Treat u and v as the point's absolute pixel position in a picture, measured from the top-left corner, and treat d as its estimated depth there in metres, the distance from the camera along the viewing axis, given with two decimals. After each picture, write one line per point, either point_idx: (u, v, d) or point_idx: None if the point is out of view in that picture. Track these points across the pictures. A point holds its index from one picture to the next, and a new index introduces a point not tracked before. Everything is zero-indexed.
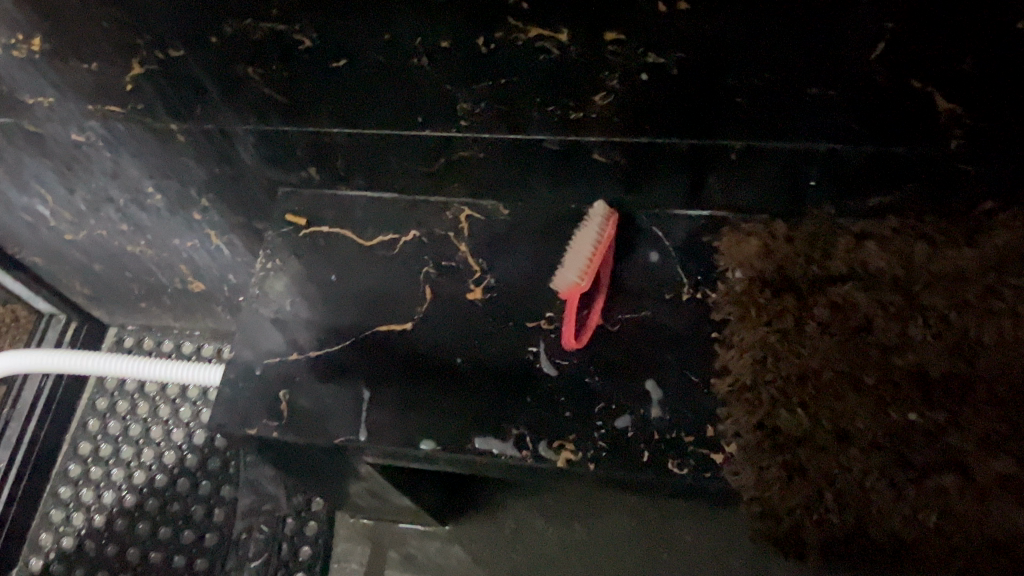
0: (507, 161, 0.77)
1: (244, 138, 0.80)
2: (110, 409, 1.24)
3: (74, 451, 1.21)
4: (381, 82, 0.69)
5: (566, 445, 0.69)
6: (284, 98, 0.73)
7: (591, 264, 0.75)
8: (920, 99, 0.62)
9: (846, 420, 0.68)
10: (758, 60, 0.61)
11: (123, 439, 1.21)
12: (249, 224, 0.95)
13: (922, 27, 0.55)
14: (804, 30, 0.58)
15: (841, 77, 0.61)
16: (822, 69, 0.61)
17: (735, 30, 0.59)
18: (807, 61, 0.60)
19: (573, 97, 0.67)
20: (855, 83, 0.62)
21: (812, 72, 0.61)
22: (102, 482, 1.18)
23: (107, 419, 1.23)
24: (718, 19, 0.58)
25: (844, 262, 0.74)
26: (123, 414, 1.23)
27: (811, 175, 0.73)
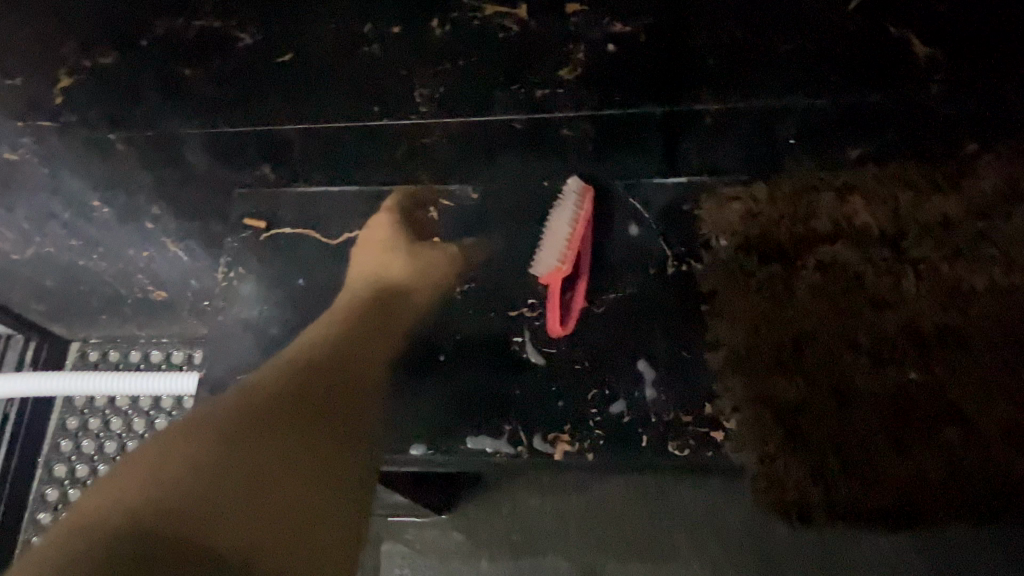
0: (473, 142, 0.73)
1: (191, 143, 0.74)
2: (82, 428, 1.18)
3: (48, 476, 1.17)
4: (332, 72, 0.65)
5: (562, 436, 0.68)
6: (229, 97, 0.68)
7: (569, 249, 0.72)
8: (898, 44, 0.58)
9: (845, 381, 0.67)
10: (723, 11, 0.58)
11: (99, 458, 1.17)
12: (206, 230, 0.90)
13: None
14: None
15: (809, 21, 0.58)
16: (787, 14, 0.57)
17: None
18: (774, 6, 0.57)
19: (537, 73, 0.63)
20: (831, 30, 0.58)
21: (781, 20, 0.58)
22: None
23: (79, 439, 1.18)
24: None
25: (830, 220, 0.72)
26: (96, 432, 1.18)
27: (788, 131, 0.67)
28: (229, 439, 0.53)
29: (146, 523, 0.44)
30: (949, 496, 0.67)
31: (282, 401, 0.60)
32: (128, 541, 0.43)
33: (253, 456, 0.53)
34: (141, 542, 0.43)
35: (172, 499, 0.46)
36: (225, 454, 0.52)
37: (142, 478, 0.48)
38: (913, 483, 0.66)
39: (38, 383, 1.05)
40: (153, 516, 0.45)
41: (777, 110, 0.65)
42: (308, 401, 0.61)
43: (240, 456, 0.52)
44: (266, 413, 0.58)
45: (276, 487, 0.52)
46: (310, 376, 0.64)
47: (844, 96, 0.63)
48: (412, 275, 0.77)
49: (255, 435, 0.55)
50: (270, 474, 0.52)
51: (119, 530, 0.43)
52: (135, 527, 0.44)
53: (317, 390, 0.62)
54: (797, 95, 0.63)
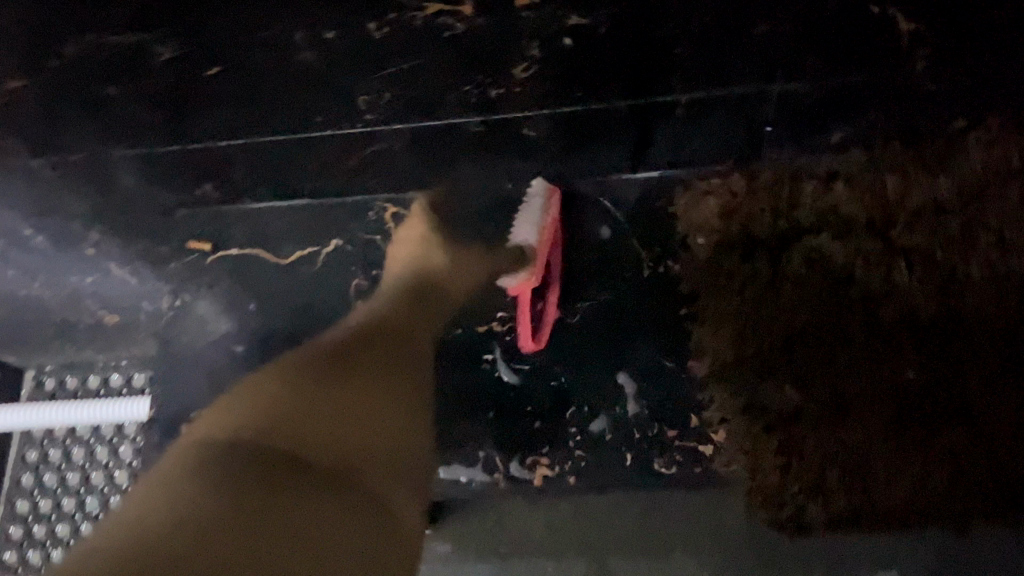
0: (428, 146, 0.67)
1: (123, 164, 0.68)
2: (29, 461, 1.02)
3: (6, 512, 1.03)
4: (266, 82, 0.59)
5: (541, 461, 0.68)
6: (159, 116, 0.63)
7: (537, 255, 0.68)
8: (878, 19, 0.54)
9: (838, 388, 0.64)
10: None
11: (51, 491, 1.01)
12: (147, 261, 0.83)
13: None
14: None
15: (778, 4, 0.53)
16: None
17: None
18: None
19: (490, 73, 0.58)
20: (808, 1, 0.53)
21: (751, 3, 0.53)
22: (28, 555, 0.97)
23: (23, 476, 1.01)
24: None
25: (814, 212, 0.67)
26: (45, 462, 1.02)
27: (765, 120, 0.63)
28: (333, 366, 0.47)
29: (260, 453, 0.38)
30: (960, 502, 0.62)
31: (379, 329, 0.53)
32: (245, 468, 0.37)
33: (358, 384, 0.46)
34: (259, 468, 0.37)
35: (280, 431, 0.40)
36: (330, 382, 0.45)
37: (245, 407, 0.42)
38: (914, 489, 0.62)
39: None
40: (264, 448, 0.39)
41: (750, 96, 0.60)
42: (402, 330, 0.54)
43: (346, 384, 0.46)
44: (366, 339, 0.51)
45: (383, 421, 0.45)
46: (400, 308, 0.56)
47: (822, 78, 0.58)
48: (452, 266, 0.63)
49: (360, 361, 0.48)
50: (377, 419, 0.45)
51: (234, 458, 0.37)
52: (250, 456, 0.38)
53: (408, 323, 0.55)
54: (772, 80, 0.58)
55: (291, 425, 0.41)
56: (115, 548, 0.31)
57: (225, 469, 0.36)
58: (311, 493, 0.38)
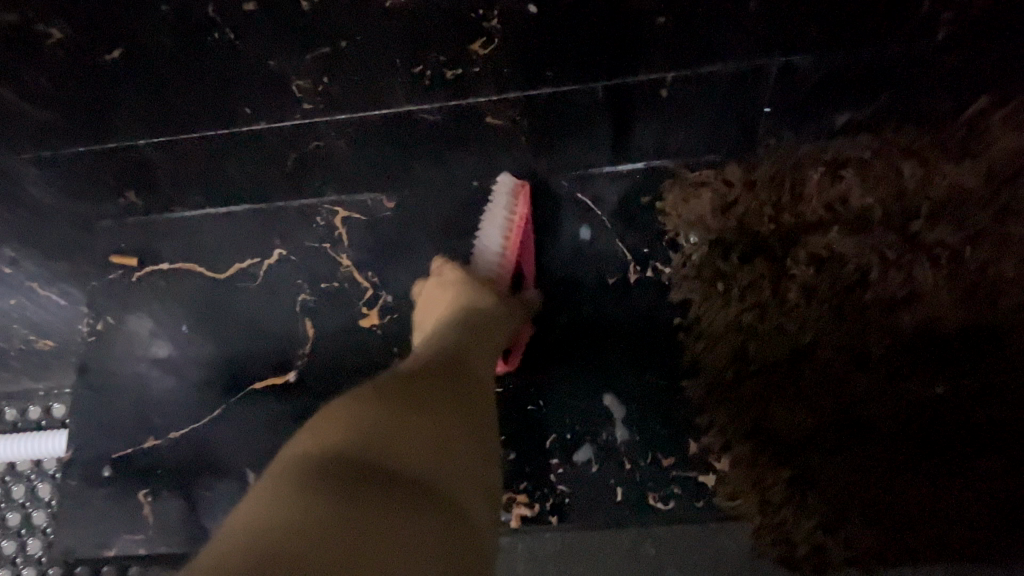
0: (379, 141, 0.59)
1: (29, 170, 0.59)
2: None
3: None
4: (181, 69, 0.50)
5: (518, 498, 0.59)
6: (61, 114, 0.53)
7: (512, 257, 0.60)
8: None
9: (857, 406, 0.56)
10: None
11: None
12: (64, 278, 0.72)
13: None
14: None
15: None
16: None
17: None
18: None
19: (443, 51, 0.49)
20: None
21: None
22: None
23: None
24: None
25: (821, 204, 0.59)
26: None
27: (762, 101, 0.55)
28: (417, 381, 0.38)
29: (365, 464, 0.30)
30: (1003, 531, 0.54)
31: (450, 349, 0.45)
32: (351, 483, 0.29)
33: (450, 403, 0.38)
34: (369, 483, 0.29)
35: (380, 441, 0.32)
36: (420, 395, 0.37)
37: (330, 420, 0.34)
38: (953, 514, 0.54)
39: None
40: (369, 459, 0.30)
41: (746, 74, 0.52)
42: (470, 351, 0.46)
43: (439, 400, 0.37)
44: (442, 361, 0.43)
45: (482, 448, 0.37)
46: (464, 331, 0.48)
47: (829, 52, 0.50)
48: (500, 312, 0.54)
49: (441, 380, 0.40)
50: (468, 430, 0.37)
51: (334, 472, 0.29)
52: (353, 469, 0.29)
53: (477, 347, 0.47)
54: (772, 55, 0.50)
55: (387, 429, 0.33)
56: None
57: (327, 485, 0.28)
58: (419, 507, 0.29)
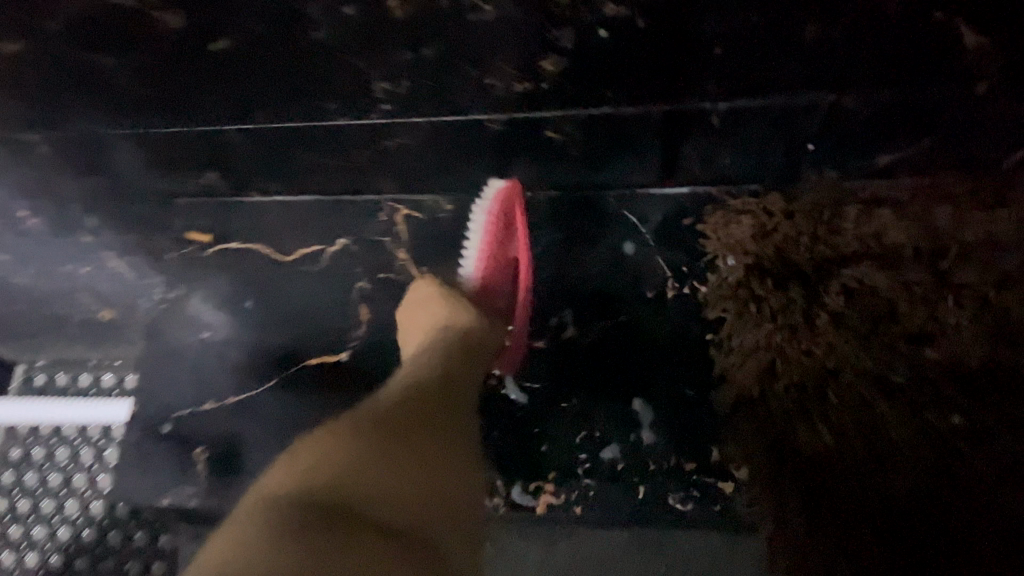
0: (446, 147, 0.64)
1: (122, 144, 0.65)
2: None
3: None
4: (276, 64, 0.55)
5: (545, 487, 0.63)
6: (162, 95, 0.59)
7: (481, 270, 0.65)
8: (946, 37, 0.48)
9: (876, 433, 0.57)
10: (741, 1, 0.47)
11: None
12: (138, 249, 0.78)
13: None
14: None
15: (837, 12, 0.47)
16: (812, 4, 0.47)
17: None
18: None
19: (516, 68, 0.54)
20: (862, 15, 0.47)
21: (806, 8, 0.47)
22: None
23: None
24: None
25: (856, 237, 0.62)
26: None
27: (807, 136, 0.59)
28: (379, 434, 0.46)
29: (343, 508, 0.40)
30: None
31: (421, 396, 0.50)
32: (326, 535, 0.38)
33: (415, 456, 0.45)
34: (342, 514, 0.40)
35: (356, 487, 0.41)
36: (380, 450, 0.44)
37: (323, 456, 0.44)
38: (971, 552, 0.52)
39: None
40: (348, 503, 0.40)
41: (792, 112, 0.56)
42: (453, 390, 0.53)
43: (403, 443, 0.46)
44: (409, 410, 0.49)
45: (448, 503, 0.45)
46: (438, 367, 0.54)
47: (872, 95, 0.54)
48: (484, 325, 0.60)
49: (407, 427, 0.47)
50: (435, 472, 0.46)
51: (320, 514, 0.39)
52: (334, 513, 0.39)
53: (453, 381, 0.54)
54: (818, 94, 0.54)
55: (361, 474, 0.42)
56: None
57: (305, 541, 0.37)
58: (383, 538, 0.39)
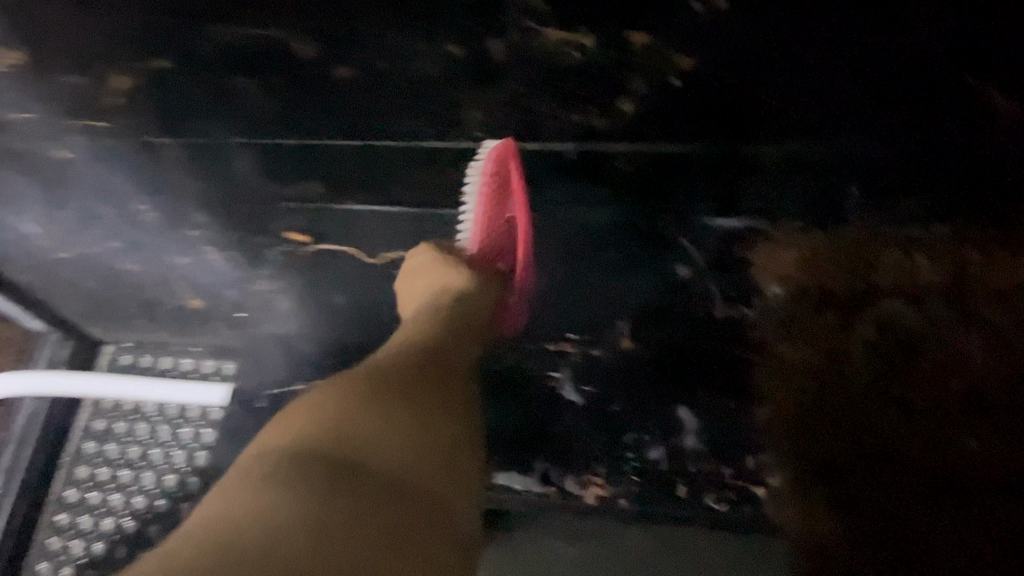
0: (531, 173, 0.72)
1: (242, 152, 0.74)
2: (118, 410, 1.18)
3: (82, 455, 1.16)
4: (389, 92, 0.63)
5: (595, 480, 0.73)
6: (284, 112, 0.67)
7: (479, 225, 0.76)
8: (972, 102, 0.55)
9: (894, 446, 0.67)
10: (794, 56, 0.55)
11: (131, 440, 1.16)
12: (241, 243, 0.88)
13: (983, 32, 0.50)
14: (853, 20, 0.51)
15: (881, 71, 0.54)
16: (858, 63, 0.54)
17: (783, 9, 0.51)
18: (851, 53, 0.53)
19: (597, 108, 0.62)
20: (899, 74, 0.54)
21: (852, 66, 0.54)
22: (109, 487, 1.13)
23: (114, 419, 1.17)
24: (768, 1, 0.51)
25: (892, 277, 0.71)
26: (131, 413, 1.17)
27: (849, 184, 0.65)
28: (363, 407, 0.56)
29: (337, 467, 0.51)
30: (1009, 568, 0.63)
31: (412, 363, 0.63)
32: (322, 482, 0.49)
33: (392, 413, 0.57)
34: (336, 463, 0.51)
35: (348, 450, 0.52)
36: (362, 411, 0.56)
37: (299, 442, 0.53)
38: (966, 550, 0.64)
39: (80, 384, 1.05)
40: (343, 464, 0.51)
41: (836, 161, 0.63)
42: (434, 361, 0.65)
43: (381, 408, 0.57)
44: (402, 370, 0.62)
45: (433, 444, 0.57)
46: (412, 356, 0.64)
47: (908, 151, 0.61)
48: (472, 290, 0.74)
49: (396, 389, 0.59)
50: (422, 417, 0.58)
51: (301, 486, 0.49)
52: (322, 476, 0.50)
53: (424, 363, 0.63)
54: (861, 147, 0.61)
55: (355, 420, 0.55)
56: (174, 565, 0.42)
57: (289, 502, 0.47)
58: (393, 447, 0.54)
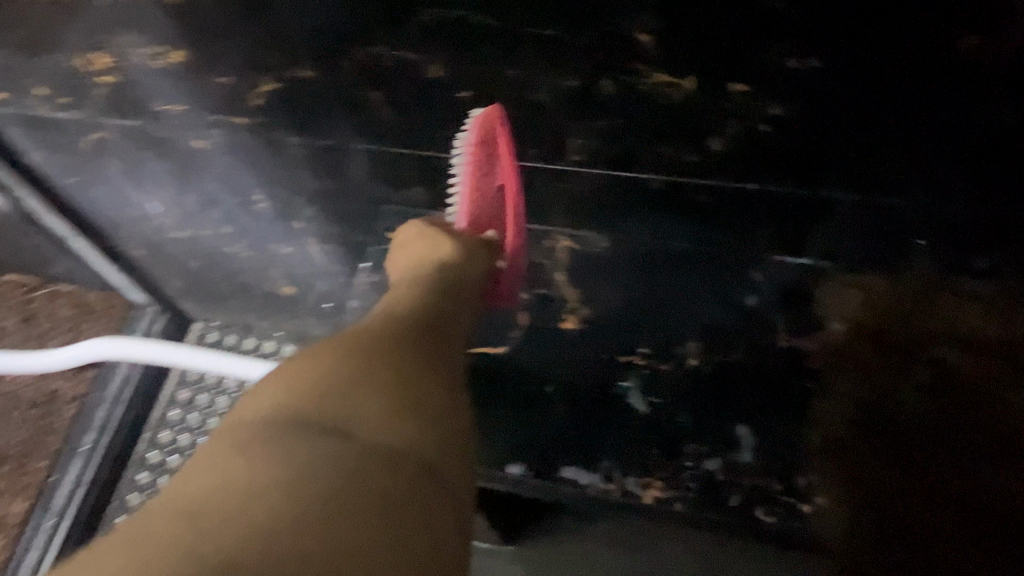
0: (619, 198, 0.79)
1: (358, 157, 0.82)
2: (200, 384, 1.28)
3: (164, 422, 1.26)
4: (503, 113, 0.71)
5: (654, 483, 0.72)
6: (403, 123, 0.76)
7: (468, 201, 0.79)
8: None
9: (930, 474, 0.71)
10: (869, 103, 0.60)
11: (209, 411, 1.25)
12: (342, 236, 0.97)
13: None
14: (923, 74, 0.56)
15: (950, 125, 0.60)
16: (929, 114, 0.60)
17: (859, 61, 0.57)
18: (923, 105, 0.59)
19: (690, 143, 0.69)
20: (936, 104, 0.59)
21: (922, 116, 0.60)
22: (186, 452, 1.22)
23: (196, 392, 1.28)
24: (849, 55, 0.57)
25: (945, 323, 0.74)
26: (211, 388, 1.27)
27: (918, 236, 0.72)
28: (341, 364, 0.52)
29: (298, 428, 0.47)
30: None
31: (400, 332, 0.58)
32: (278, 445, 0.45)
33: (372, 368, 0.52)
34: (295, 428, 0.47)
35: (315, 409, 0.48)
36: (338, 367, 0.51)
37: (269, 398, 0.50)
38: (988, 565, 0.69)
39: (173, 352, 1.19)
40: (307, 424, 0.47)
41: (905, 210, 0.69)
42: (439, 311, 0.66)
43: (362, 365, 0.52)
44: (395, 347, 0.55)
45: (419, 391, 0.52)
46: (417, 302, 0.64)
47: (978, 207, 0.66)
48: (459, 256, 0.74)
49: (379, 346, 0.55)
50: (412, 371, 0.54)
51: (248, 449, 0.45)
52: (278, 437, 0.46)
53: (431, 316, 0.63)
54: (929, 199, 0.67)
55: (323, 380, 0.50)
56: (148, 515, 0.42)
57: (230, 468, 0.43)
58: (370, 407, 0.49)
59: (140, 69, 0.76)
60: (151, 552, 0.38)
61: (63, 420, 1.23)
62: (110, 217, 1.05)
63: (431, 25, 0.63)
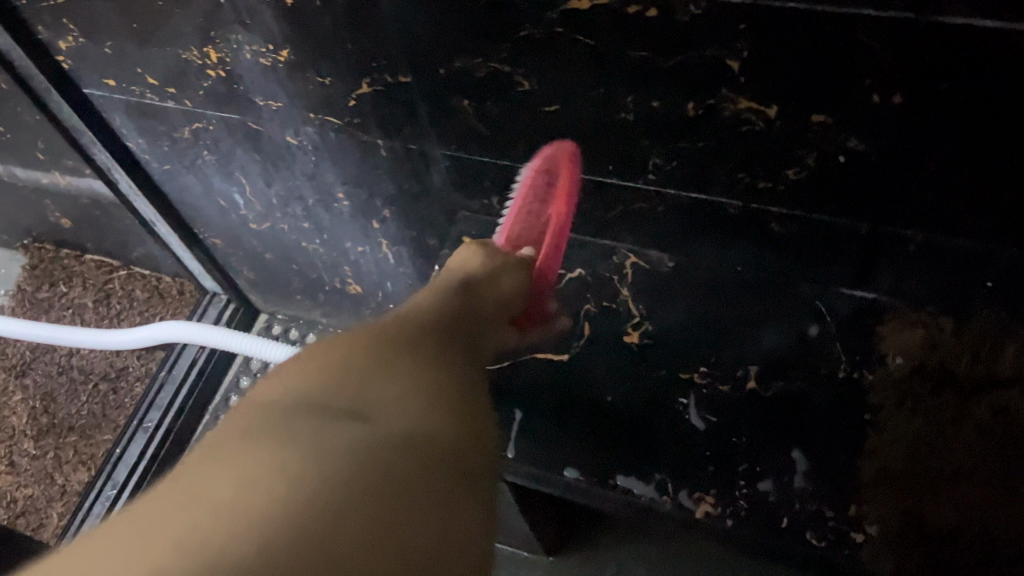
0: (691, 216, 0.81)
1: (440, 163, 0.86)
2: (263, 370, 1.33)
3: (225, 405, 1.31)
4: (585, 130, 0.74)
5: (705, 499, 0.76)
6: (486, 132, 0.79)
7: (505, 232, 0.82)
8: None
9: (982, 504, 0.70)
10: (953, 138, 0.61)
11: None
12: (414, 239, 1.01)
13: None
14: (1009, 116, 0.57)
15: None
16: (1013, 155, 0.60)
17: (948, 98, 0.58)
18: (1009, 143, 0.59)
19: (767, 169, 0.71)
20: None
21: (1005, 155, 0.61)
22: None
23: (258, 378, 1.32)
24: (938, 94, 0.58)
25: (1011, 367, 0.75)
26: None
27: (988, 276, 0.74)
28: (368, 354, 0.54)
29: (309, 418, 0.45)
30: None
31: (432, 328, 0.62)
32: (287, 432, 0.43)
33: (387, 367, 0.51)
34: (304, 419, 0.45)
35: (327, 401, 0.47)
36: (355, 364, 0.51)
37: (292, 382, 0.51)
38: None
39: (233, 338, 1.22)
40: (321, 415, 0.45)
41: (980, 252, 0.71)
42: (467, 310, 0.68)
43: (385, 360, 0.53)
44: (396, 343, 0.56)
45: (440, 390, 0.53)
46: (446, 301, 0.67)
47: None
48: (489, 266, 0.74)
49: (410, 339, 0.58)
50: (432, 372, 0.54)
51: (251, 436, 0.43)
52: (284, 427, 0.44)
53: (467, 311, 0.68)
54: (1004, 244, 0.69)
55: (339, 376, 0.49)
56: (146, 503, 0.39)
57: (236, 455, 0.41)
58: (390, 401, 0.48)
59: (246, 66, 0.81)
60: (170, 513, 0.38)
61: (130, 396, 1.29)
62: (196, 205, 1.11)
63: (528, 41, 0.66)
